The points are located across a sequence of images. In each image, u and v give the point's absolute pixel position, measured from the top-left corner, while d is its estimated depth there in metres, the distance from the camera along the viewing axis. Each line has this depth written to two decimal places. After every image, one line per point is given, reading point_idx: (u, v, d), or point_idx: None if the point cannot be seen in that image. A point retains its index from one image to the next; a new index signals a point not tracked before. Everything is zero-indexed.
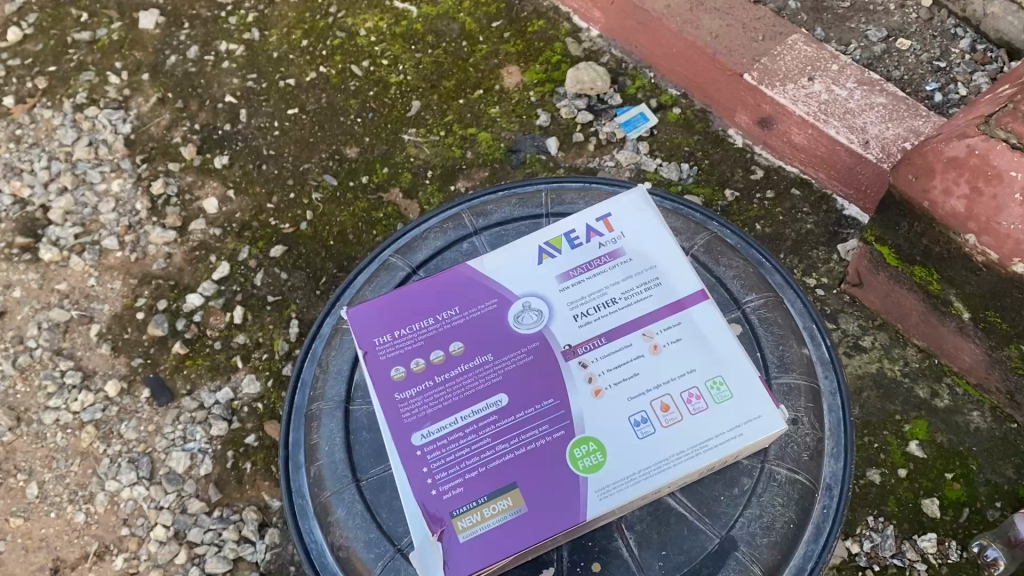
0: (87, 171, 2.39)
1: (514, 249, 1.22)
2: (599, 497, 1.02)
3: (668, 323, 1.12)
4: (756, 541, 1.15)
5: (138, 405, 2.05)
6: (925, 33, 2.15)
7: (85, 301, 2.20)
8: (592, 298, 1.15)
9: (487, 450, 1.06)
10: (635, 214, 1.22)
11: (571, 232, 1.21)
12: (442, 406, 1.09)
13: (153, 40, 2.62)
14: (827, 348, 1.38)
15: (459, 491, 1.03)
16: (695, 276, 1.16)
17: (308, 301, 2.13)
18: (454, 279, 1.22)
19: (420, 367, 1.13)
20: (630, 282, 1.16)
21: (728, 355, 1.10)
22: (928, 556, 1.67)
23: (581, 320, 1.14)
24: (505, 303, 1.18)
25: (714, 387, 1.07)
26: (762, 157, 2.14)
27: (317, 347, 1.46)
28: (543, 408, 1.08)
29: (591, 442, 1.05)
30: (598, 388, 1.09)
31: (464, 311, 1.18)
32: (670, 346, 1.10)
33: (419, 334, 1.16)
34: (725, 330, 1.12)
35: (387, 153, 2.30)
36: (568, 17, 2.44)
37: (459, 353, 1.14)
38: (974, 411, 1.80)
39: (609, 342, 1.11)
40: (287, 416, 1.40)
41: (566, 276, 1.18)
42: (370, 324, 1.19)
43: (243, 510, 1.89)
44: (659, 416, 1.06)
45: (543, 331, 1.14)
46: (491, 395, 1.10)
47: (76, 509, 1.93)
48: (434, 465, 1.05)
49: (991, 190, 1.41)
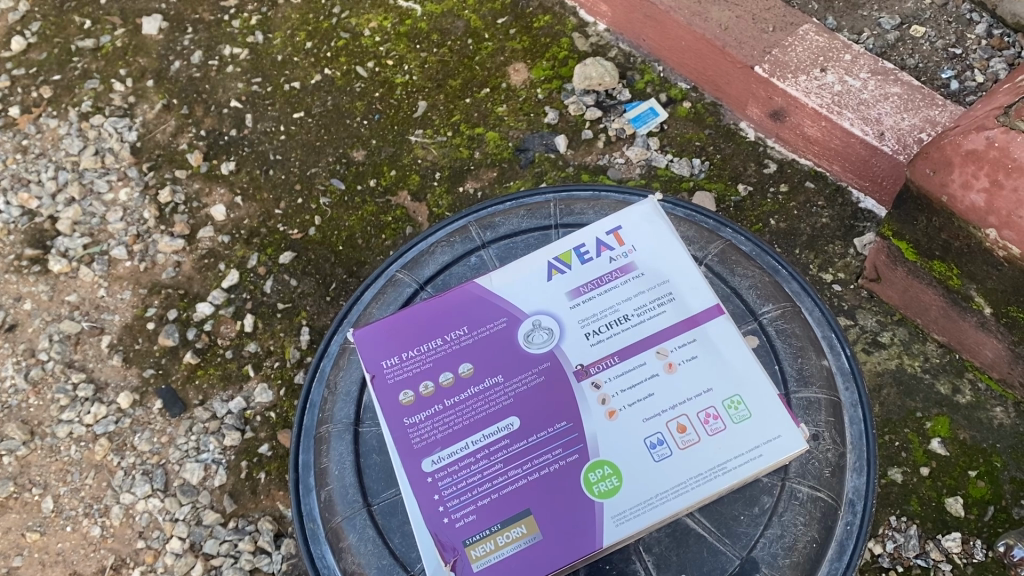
0: (94, 180, 2.37)
1: (523, 264, 1.20)
2: (615, 523, 1.00)
3: (684, 339, 1.09)
4: (777, 563, 1.12)
5: (150, 416, 2.05)
6: (940, 19, 2.10)
7: (96, 312, 2.19)
8: (604, 315, 1.13)
9: (500, 476, 1.04)
10: (645, 227, 1.19)
11: (581, 247, 1.19)
12: (452, 431, 1.07)
13: (156, 46, 2.60)
14: (847, 358, 1.34)
15: (471, 518, 1.01)
16: (709, 290, 1.13)
17: (319, 307, 2.11)
18: (463, 298, 1.19)
19: (429, 391, 1.11)
20: (643, 298, 1.13)
21: (747, 372, 1.07)
22: (953, 557, 1.64)
23: (593, 339, 1.11)
24: (515, 322, 1.15)
25: (732, 407, 1.05)
26: (775, 151, 2.10)
27: (325, 366, 1.44)
28: (556, 431, 1.06)
29: (606, 466, 1.03)
30: (612, 409, 1.06)
31: (473, 331, 1.16)
32: (685, 363, 1.08)
33: (427, 356, 1.14)
34: (742, 346, 1.09)
35: (394, 155, 2.28)
36: (574, 11, 2.40)
37: (468, 375, 1.12)
38: (998, 406, 1.76)
39: (622, 361, 1.09)
40: (296, 436, 1.38)
41: (576, 292, 1.16)
42: (376, 346, 1.17)
43: (258, 521, 1.88)
44: (676, 438, 1.03)
45: (553, 350, 1.12)
46: (502, 418, 1.08)
47: (92, 522, 1.93)
48: (446, 493, 1.03)
49: (1011, 183, 1.37)
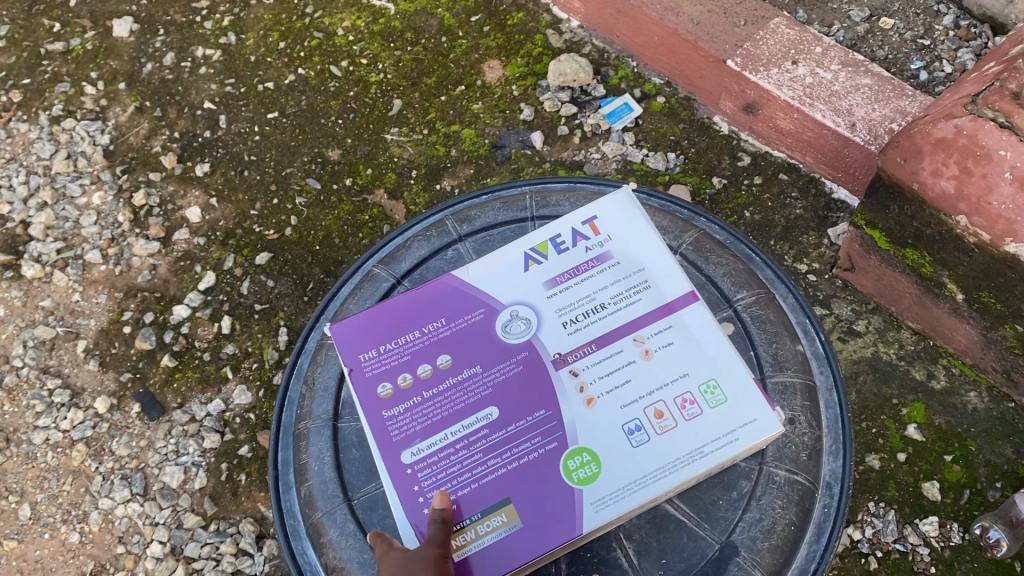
0: (67, 184, 2.35)
1: (500, 255, 1.20)
2: (594, 509, 1.01)
3: (660, 326, 1.10)
4: (756, 546, 1.13)
5: (128, 420, 2.03)
6: (909, 11, 2.12)
7: (70, 316, 2.17)
8: (581, 303, 1.14)
9: (479, 466, 1.04)
10: (621, 216, 1.20)
11: (557, 236, 1.19)
12: (431, 422, 1.08)
13: (127, 49, 2.57)
14: (821, 344, 1.36)
15: (452, 508, 1.02)
16: (684, 277, 1.14)
17: (297, 308, 2.11)
18: (440, 289, 1.19)
19: (407, 383, 1.11)
20: (619, 286, 1.14)
21: (723, 357, 1.08)
22: (930, 540, 1.67)
23: (570, 328, 1.12)
24: (492, 312, 1.16)
25: (708, 392, 1.06)
26: (748, 144, 2.12)
27: (303, 363, 1.43)
28: (534, 419, 1.07)
29: (585, 453, 1.04)
30: (590, 397, 1.07)
31: (451, 322, 1.16)
32: (662, 350, 1.08)
33: (405, 348, 1.14)
34: (717, 332, 1.10)
35: (370, 154, 2.28)
36: (547, 8, 2.40)
37: (446, 366, 1.12)
38: (972, 391, 1.79)
39: (599, 350, 1.10)
40: (275, 434, 1.37)
41: (553, 282, 1.16)
42: (353, 339, 1.16)
43: (239, 522, 1.88)
44: (653, 424, 1.04)
45: (531, 340, 1.12)
46: (481, 408, 1.08)
47: (70, 528, 1.92)
48: (426, 484, 1.04)
49: (980, 170, 1.40)
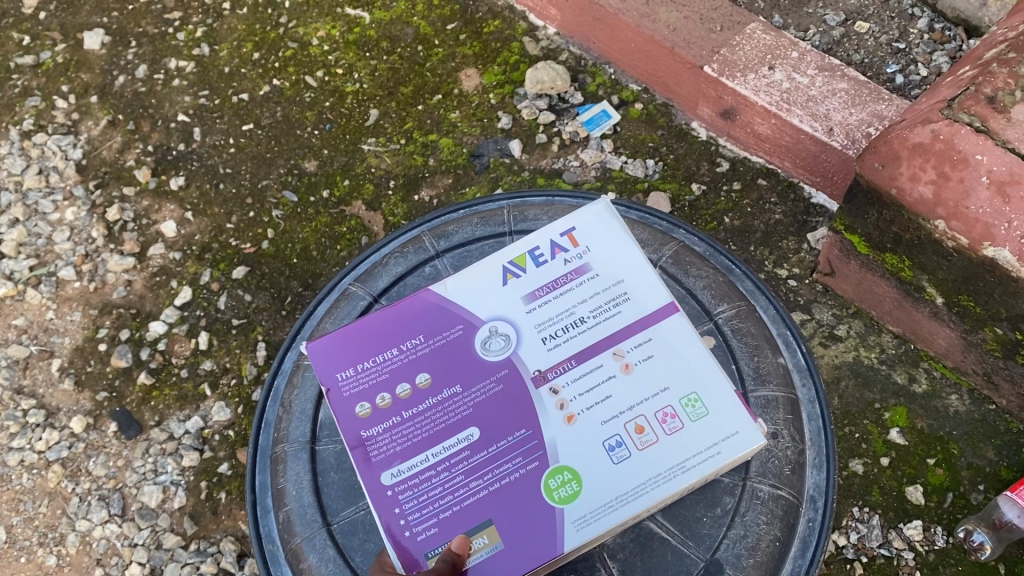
0: (39, 201, 2.32)
1: (477, 268, 1.18)
2: (576, 528, 1.00)
3: (639, 339, 1.09)
4: (741, 563, 1.12)
5: (105, 440, 2.00)
6: (884, 14, 2.13)
7: (45, 335, 2.14)
8: (560, 318, 1.12)
9: (460, 487, 1.04)
10: (598, 226, 1.17)
11: (535, 249, 1.17)
12: (411, 443, 1.07)
13: (99, 61, 2.54)
14: (803, 355, 1.36)
15: (433, 531, 1.01)
16: (663, 287, 1.13)
17: (275, 322, 2.08)
18: (417, 304, 1.17)
19: (386, 403, 1.10)
20: (597, 299, 1.12)
21: (703, 370, 1.08)
22: (915, 544, 1.67)
23: (549, 343, 1.11)
24: (471, 328, 1.14)
25: (688, 405, 1.05)
26: (726, 149, 2.12)
27: (279, 384, 1.41)
28: (515, 439, 1.06)
29: (566, 472, 1.04)
30: (570, 414, 1.06)
31: (429, 339, 1.14)
32: (642, 364, 1.08)
33: (383, 368, 1.13)
34: (697, 344, 1.10)
35: (347, 165, 2.26)
36: (523, 15, 2.39)
37: (426, 385, 1.11)
38: (953, 394, 1.79)
39: (578, 366, 1.09)
40: (252, 458, 1.36)
41: (531, 296, 1.14)
42: (330, 358, 1.14)
43: (220, 541, 1.85)
44: (634, 439, 1.04)
45: (511, 356, 1.11)
46: (461, 429, 1.07)
47: (47, 552, 1.89)
48: (407, 506, 1.03)
49: (957, 175, 1.42)
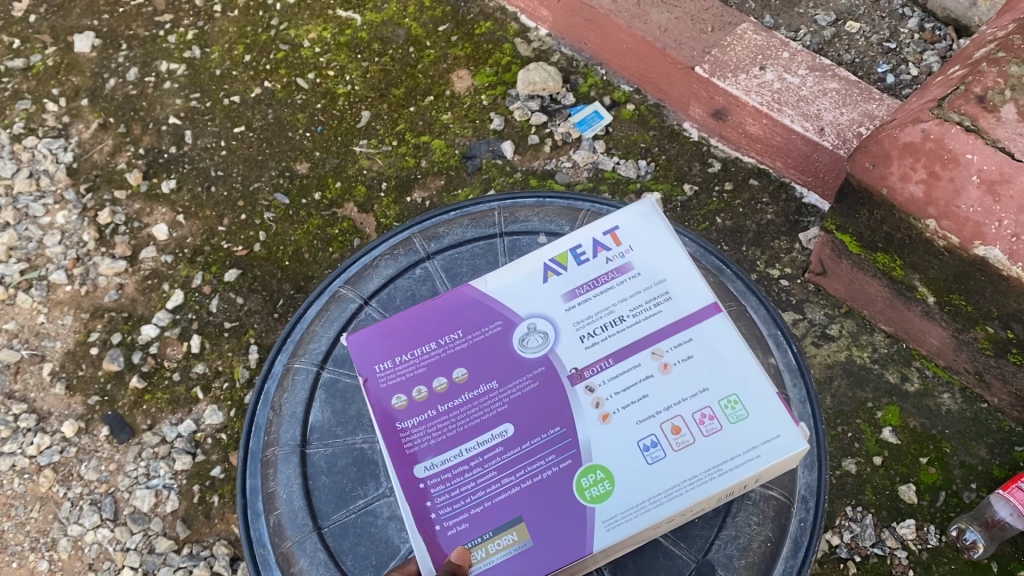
0: (29, 204, 2.31)
1: (518, 266, 1.17)
2: (606, 527, 0.98)
3: (680, 338, 1.07)
4: (733, 564, 1.13)
5: (97, 444, 1.99)
6: (874, 14, 2.13)
7: (36, 339, 2.13)
8: (598, 316, 1.11)
9: (493, 484, 1.02)
10: (643, 226, 1.16)
11: (577, 247, 1.15)
12: (445, 438, 1.06)
13: (89, 64, 2.53)
14: (794, 355, 1.36)
15: (464, 526, 1.00)
16: (706, 287, 1.11)
17: (267, 325, 2.08)
18: (456, 300, 1.16)
19: (422, 396, 1.09)
20: (638, 297, 1.11)
21: (744, 370, 1.05)
22: (908, 543, 1.67)
23: (587, 341, 1.09)
24: (509, 325, 1.13)
25: (728, 406, 1.03)
26: (719, 150, 2.12)
27: (269, 388, 1.40)
28: (550, 436, 1.05)
29: (599, 471, 1.02)
30: (606, 413, 1.05)
31: (468, 335, 1.13)
32: (681, 363, 1.06)
33: (420, 361, 1.12)
34: (740, 345, 1.07)
35: (339, 167, 2.25)
36: (515, 16, 2.39)
37: (462, 380, 1.10)
38: (945, 393, 1.79)
39: (615, 363, 1.07)
40: (243, 462, 1.35)
41: (571, 294, 1.13)
42: (369, 350, 1.14)
43: (213, 545, 1.84)
44: (670, 440, 1.01)
45: (548, 354, 1.10)
46: (496, 425, 1.06)
47: (38, 557, 1.88)
48: (439, 500, 1.02)
49: (948, 174, 1.42)
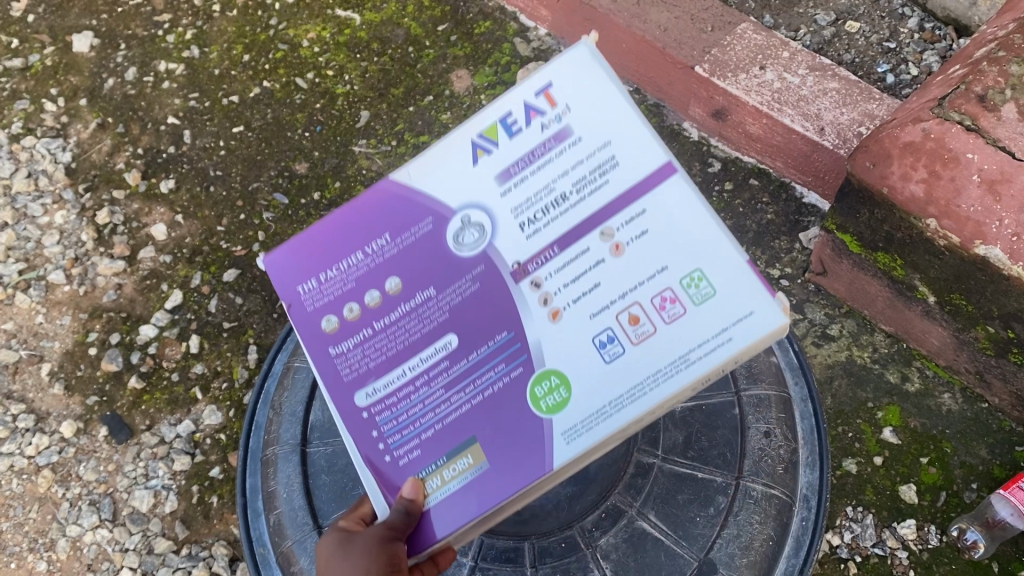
0: (28, 204, 2.30)
1: (438, 144, 0.97)
2: (566, 440, 0.91)
3: (631, 212, 0.93)
4: (734, 562, 1.25)
5: (95, 444, 2.00)
6: (874, 14, 2.13)
7: (34, 339, 2.13)
8: (540, 195, 0.93)
9: (442, 403, 0.94)
10: (582, 80, 0.94)
11: (506, 115, 0.94)
12: (385, 358, 0.95)
13: (88, 64, 2.51)
14: (794, 355, 1.51)
15: (415, 454, 0.94)
16: (653, 138, 0.93)
17: (266, 325, 2.08)
18: (372, 195, 0.97)
19: (355, 315, 0.96)
20: (580, 167, 0.93)
21: (707, 240, 0.93)
22: (908, 543, 1.67)
23: (529, 230, 0.93)
24: (442, 220, 0.96)
25: (691, 287, 0.92)
26: (719, 149, 2.11)
27: (270, 387, 1.44)
28: (498, 342, 0.94)
29: (553, 377, 0.93)
30: (556, 311, 0.93)
31: (397, 237, 0.96)
32: (634, 244, 0.92)
33: (347, 277, 0.97)
34: (700, 210, 0.93)
35: (338, 167, 2.25)
36: (515, 16, 2.38)
37: (396, 291, 0.96)
38: (946, 393, 1.78)
39: (562, 254, 0.93)
40: (244, 461, 1.38)
41: (506, 174, 0.94)
42: (284, 273, 0.98)
43: (212, 546, 1.85)
44: (628, 333, 0.92)
45: (487, 250, 0.94)
46: (438, 337, 0.94)
47: (37, 558, 1.89)
48: (385, 428, 0.95)
49: (948, 173, 1.43)
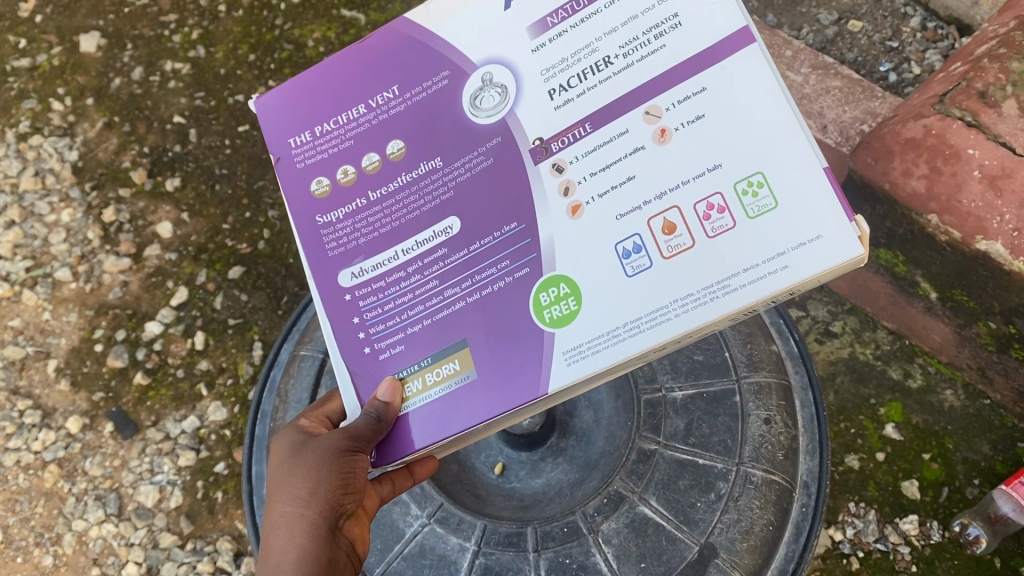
0: (34, 203, 2.31)
1: None
2: (567, 361, 0.90)
3: (687, 91, 0.87)
4: (735, 547, 1.27)
5: (101, 440, 2.03)
6: (876, 14, 2.13)
7: (40, 336, 2.15)
8: (573, 59, 0.92)
9: (434, 296, 0.95)
10: None
11: None
12: (376, 236, 0.97)
13: (95, 63, 2.48)
14: (796, 344, 1.54)
15: (398, 349, 0.96)
16: (734, 8, 0.87)
17: (271, 322, 2.09)
18: (385, 40, 0.99)
19: (349, 179, 0.99)
20: (632, 30, 0.90)
21: (778, 137, 0.85)
22: (911, 539, 1.68)
23: (558, 99, 0.92)
24: (458, 76, 0.96)
25: (746, 192, 0.85)
26: None
27: (275, 374, 1.62)
28: (506, 234, 0.93)
29: (562, 285, 0.90)
30: (577, 206, 0.90)
31: (404, 93, 0.98)
32: (683, 132, 0.87)
33: (346, 132, 0.99)
34: (776, 100, 0.85)
35: None
36: None
37: (396, 158, 0.97)
38: (948, 389, 1.77)
39: (593, 132, 0.90)
40: (250, 446, 1.56)
41: (541, 25, 0.93)
42: (282, 118, 1.02)
43: (217, 541, 1.89)
44: (659, 245, 0.88)
45: (505, 117, 0.94)
46: (440, 219, 0.95)
47: (43, 551, 1.94)
48: (367, 314, 0.97)
49: (949, 169, 1.44)
